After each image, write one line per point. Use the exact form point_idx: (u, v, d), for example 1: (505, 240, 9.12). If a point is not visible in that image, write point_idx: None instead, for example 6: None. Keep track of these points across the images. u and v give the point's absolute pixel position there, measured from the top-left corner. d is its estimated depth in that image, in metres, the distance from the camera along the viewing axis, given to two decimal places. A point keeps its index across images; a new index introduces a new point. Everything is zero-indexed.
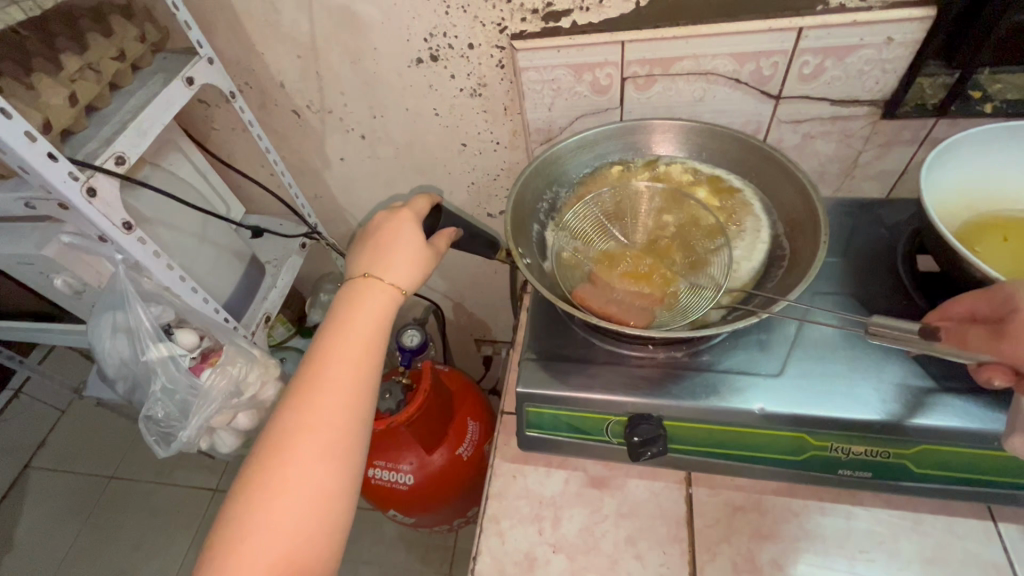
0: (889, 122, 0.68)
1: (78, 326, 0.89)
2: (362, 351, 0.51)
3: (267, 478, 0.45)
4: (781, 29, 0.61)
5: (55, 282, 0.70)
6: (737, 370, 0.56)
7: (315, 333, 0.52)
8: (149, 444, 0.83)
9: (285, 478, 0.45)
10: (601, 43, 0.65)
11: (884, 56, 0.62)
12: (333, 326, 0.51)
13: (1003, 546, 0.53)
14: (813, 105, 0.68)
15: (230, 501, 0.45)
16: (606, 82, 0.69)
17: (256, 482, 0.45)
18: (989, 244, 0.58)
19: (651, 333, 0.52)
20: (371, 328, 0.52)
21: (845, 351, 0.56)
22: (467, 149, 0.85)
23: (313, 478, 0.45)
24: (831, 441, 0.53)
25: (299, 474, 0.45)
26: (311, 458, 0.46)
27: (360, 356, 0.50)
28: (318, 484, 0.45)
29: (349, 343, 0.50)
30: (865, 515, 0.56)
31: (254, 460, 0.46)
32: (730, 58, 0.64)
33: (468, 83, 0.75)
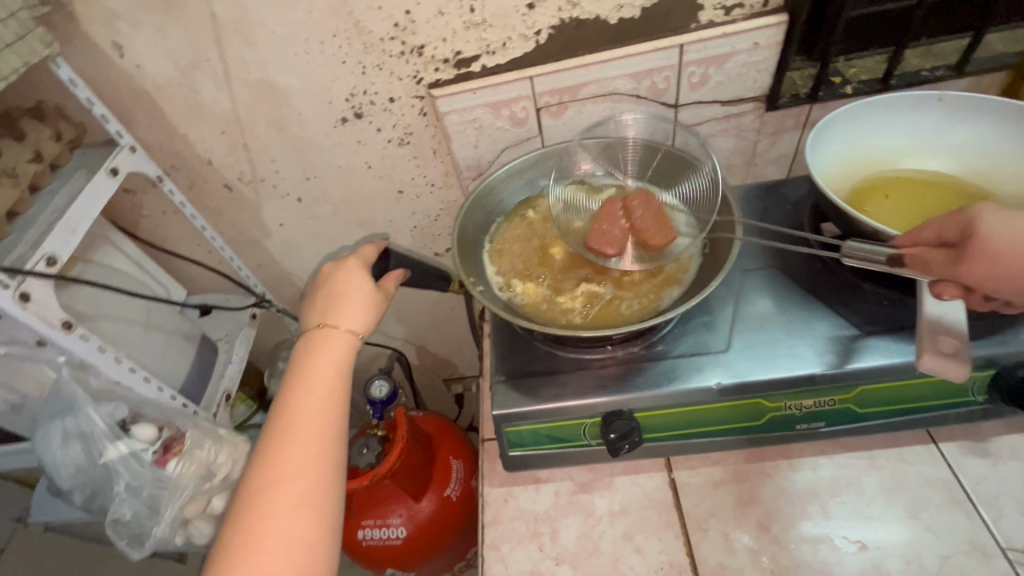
0: (773, 113, 0.78)
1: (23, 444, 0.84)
2: (327, 399, 0.51)
3: (243, 540, 0.44)
4: (664, 48, 0.69)
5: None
6: (690, 353, 0.61)
7: (278, 388, 0.52)
8: (123, 551, 0.78)
9: (260, 536, 0.44)
10: (512, 81, 0.71)
11: (755, 58, 0.71)
12: (296, 379, 0.52)
13: (947, 464, 0.59)
14: (707, 108, 0.76)
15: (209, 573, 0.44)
16: (523, 115, 0.75)
17: (235, 544, 0.44)
18: (874, 203, 0.66)
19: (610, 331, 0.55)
20: (332, 374, 0.53)
21: (779, 317, 0.62)
22: (404, 195, 0.88)
23: (290, 530, 0.45)
24: (784, 400, 0.58)
25: (276, 529, 0.45)
26: (286, 510, 0.45)
27: (326, 402, 0.51)
28: (297, 535, 0.45)
29: (312, 392, 0.51)
30: (829, 463, 0.60)
31: (229, 526, 0.46)
32: (628, 78, 0.72)
33: (394, 134, 0.79)
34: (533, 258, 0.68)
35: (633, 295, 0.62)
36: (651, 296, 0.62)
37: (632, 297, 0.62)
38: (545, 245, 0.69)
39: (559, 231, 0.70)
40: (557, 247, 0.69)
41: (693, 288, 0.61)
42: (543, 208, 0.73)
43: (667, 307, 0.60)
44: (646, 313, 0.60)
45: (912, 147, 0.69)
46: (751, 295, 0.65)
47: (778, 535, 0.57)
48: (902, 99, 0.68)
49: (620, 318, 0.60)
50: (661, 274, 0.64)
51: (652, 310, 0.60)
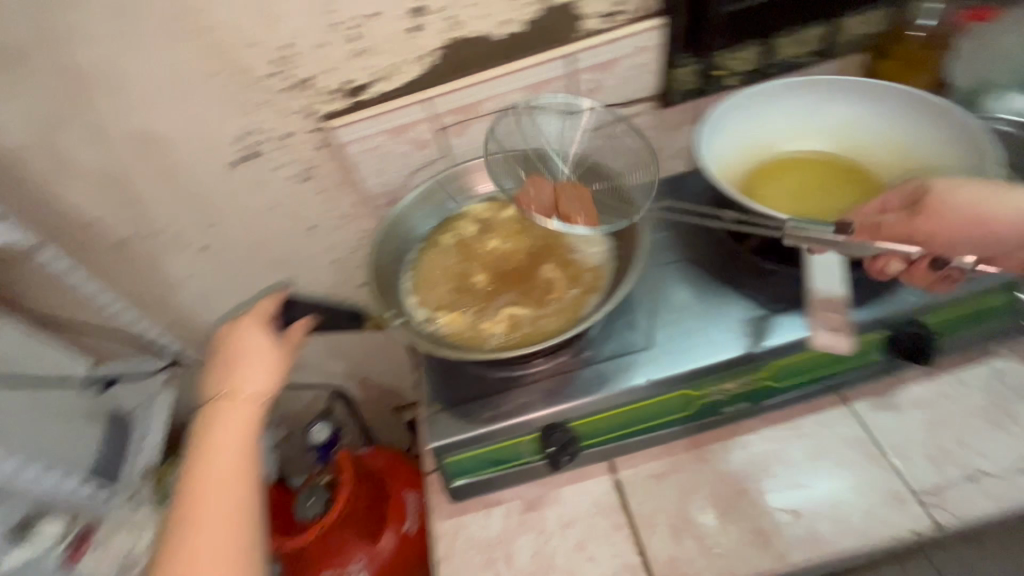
0: (667, 110, 0.81)
1: None
2: (231, 472, 0.48)
3: None
4: (553, 58, 0.70)
5: None
6: (616, 354, 0.62)
7: (180, 470, 0.50)
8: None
9: None
10: (408, 105, 0.70)
11: (641, 61, 0.74)
12: (197, 456, 0.49)
13: (861, 422, 0.63)
14: (605, 112, 0.78)
15: None
16: (425, 137, 0.75)
17: None
18: (770, 184, 0.70)
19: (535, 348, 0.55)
20: (236, 443, 0.50)
21: (694, 307, 0.64)
22: (317, 231, 0.84)
23: None
24: (708, 387, 0.60)
25: None
26: None
27: (231, 474, 0.48)
28: None
29: (215, 467, 0.48)
30: (759, 439, 0.63)
31: None
32: (523, 91, 0.73)
33: (295, 170, 0.76)
34: (452, 284, 0.67)
35: (554, 307, 0.62)
36: (573, 304, 0.62)
37: (554, 309, 0.62)
38: (462, 269, 0.68)
39: (474, 252, 0.70)
40: (475, 269, 0.68)
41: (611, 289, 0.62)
42: (456, 230, 0.72)
43: (589, 313, 0.61)
44: (569, 323, 0.61)
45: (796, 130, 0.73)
46: (667, 289, 0.67)
47: (720, 518, 0.58)
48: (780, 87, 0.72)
49: (545, 332, 0.60)
50: (579, 281, 0.64)
51: (574, 318, 0.61)
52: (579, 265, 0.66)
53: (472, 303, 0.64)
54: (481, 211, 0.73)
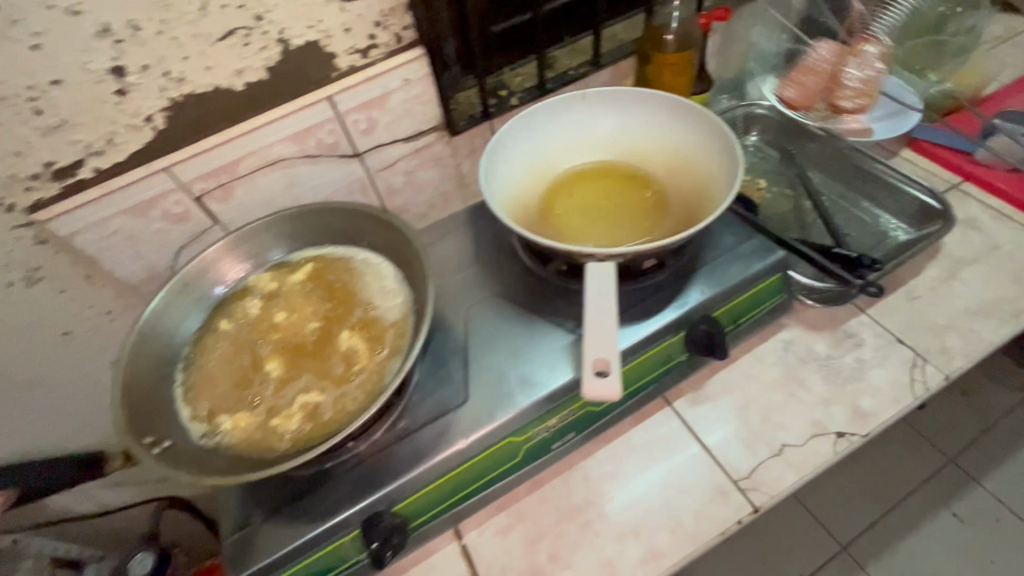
0: (460, 136, 0.78)
1: None
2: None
3: None
4: (310, 103, 0.63)
5: None
6: (433, 417, 0.57)
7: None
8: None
9: None
10: (142, 177, 0.59)
11: (414, 93, 0.69)
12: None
13: (684, 420, 0.65)
14: (392, 149, 0.73)
15: None
16: (181, 210, 0.64)
17: None
18: (564, 203, 0.70)
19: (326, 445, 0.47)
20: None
21: (507, 345, 0.62)
22: (75, 336, 0.69)
23: None
24: (531, 429, 0.58)
25: None
26: None
27: None
28: None
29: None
30: (595, 462, 0.63)
31: None
32: (287, 142, 0.65)
33: (12, 275, 0.61)
34: (233, 379, 0.57)
35: (354, 383, 0.55)
36: (376, 372, 0.55)
37: (353, 385, 0.54)
38: (247, 357, 0.58)
39: (260, 332, 0.60)
40: (261, 354, 0.58)
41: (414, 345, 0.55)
42: (237, 311, 0.62)
43: (392, 378, 0.54)
44: (370, 397, 0.53)
45: (578, 144, 0.74)
46: (480, 331, 0.64)
47: (567, 558, 0.57)
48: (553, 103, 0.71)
49: (344, 416, 0.52)
50: (381, 342, 0.57)
51: (377, 389, 0.54)
52: (377, 325, 0.59)
53: (258, 399, 0.55)
54: (265, 283, 0.64)
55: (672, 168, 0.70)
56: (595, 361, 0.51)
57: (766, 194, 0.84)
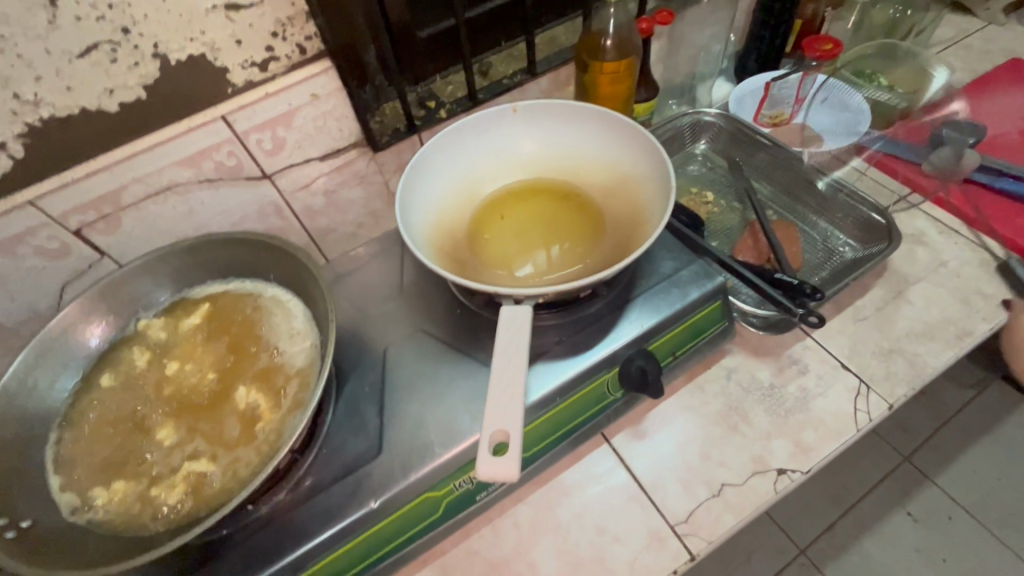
0: (384, 152, 0.72)
1: None
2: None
3: None
4: (201, 124, 0.57)
5: None
6: (340, 477, 0.52)
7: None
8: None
9: None
10: (3, 212, 0.52)
11: (325, 108, 0.63)
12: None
13: (622, 459, 0.61)
14: (306, 169, 0.67)
15: None
16: (57, 244, 0.57)
17: None
18: (493, 226, 0.65)
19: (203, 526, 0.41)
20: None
21: (429, 389, 0.57)
22: None
23: None
24: (452, 483, 0.53)
25: None
26: None
27: None
28: None
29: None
30: (527, 508, 0.59)
31: None
32: (178, 166, 0.58)
33: None
34: (115, 442, 0.51)
35: (251, 444, 0.49)
36: (274, 430, 0.50)
37: (249, 447, 0.49)
38: (133, 416, 0.52)
39: (153, 386, 0.54)
40: (150, 412, 0.52)
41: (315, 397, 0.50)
42: (127, 362, 0.56)
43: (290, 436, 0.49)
44: (267, 460, 0.48)
45: (504, 163, 0.69)
46: (400, 372, 0.59)
47: None
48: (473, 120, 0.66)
49: (236, 484, 0.47)
50: (282, 394, 0.52)
51: (273, 449, 0.48)
52: (280, 375, 0.53)
53: (142, 465, 0.49)
54: (160, 328, 0.58)
55: (608, 190, 0.65)
56: (491, 434, 0.44)
57: (713, 208, 0.81)
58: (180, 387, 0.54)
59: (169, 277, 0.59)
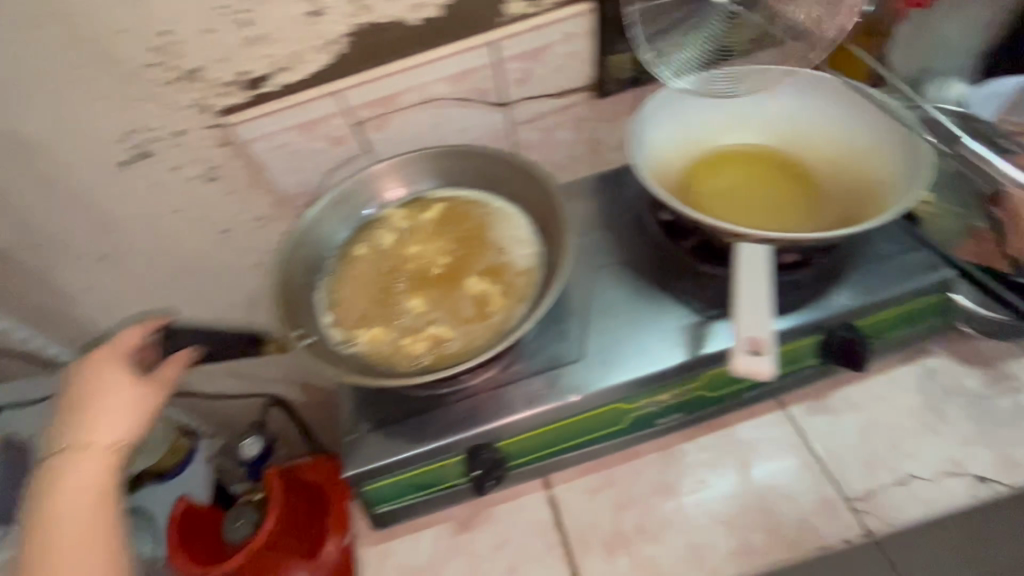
0: (605, 100, 0.76)
1: None
2: (73, 537, 0.43)
3: None
4: (473, 47, 0.65)
5: None
6: (544, 370, 0.58)
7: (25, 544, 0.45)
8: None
9: None
10: (315, 99, 0.64)
11: (572, 49, 0.68)
12: (29, 535, 0.44)
13: (798, 427, 0.61)
14: (538, 104, 0.73)
15: None
16: (341, 133, 0.68)
17: None
18: (714, 179, 0.66)
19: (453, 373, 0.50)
20: (79, 513, 0.44)
21: (629, 315, 0.61)
22: (233, 234, 0.77)
23: None
24: (641, 400, 0.57)
25: None
26: None
27: (79, 543, 0.43)
28: None
29: (55, 538, 0.43)
30: (696, 448, 0.62)
31: None
32: (445, 82, 0.67)
33: (198, 171, 0.68)
34: (370, 298, 0.61)
35: (483, 321, 0.57)
36: (502, 315, 0.57)
37: (482, 323, 0.57)
38: (384, 281, 0.63)
39: (399, 261, 0.64)
40: (397, 281, 0.63)
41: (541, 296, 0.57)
42: (378, 238, 0.66)
43: (517, 323, 0.56)
44: (498, 336, 0.56)
45: (736, 126, 0.69)
46: (601, 296, 0.63)
47: (654, 533, 0.57)
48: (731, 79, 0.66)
49: (471, 349, 0.55)
50: (509, 288, 0.59)
51: (500, 330, 0.56)
52: (508, 271, 0.60)
53: (394, 320, 0.59)
54: (405, 216, 0.67)
55: (836, 163, 0.66)
56: (748, 341, 0.51)
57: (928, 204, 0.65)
58: (421, 265, 0.63)
59: (417, 174, 0.69)
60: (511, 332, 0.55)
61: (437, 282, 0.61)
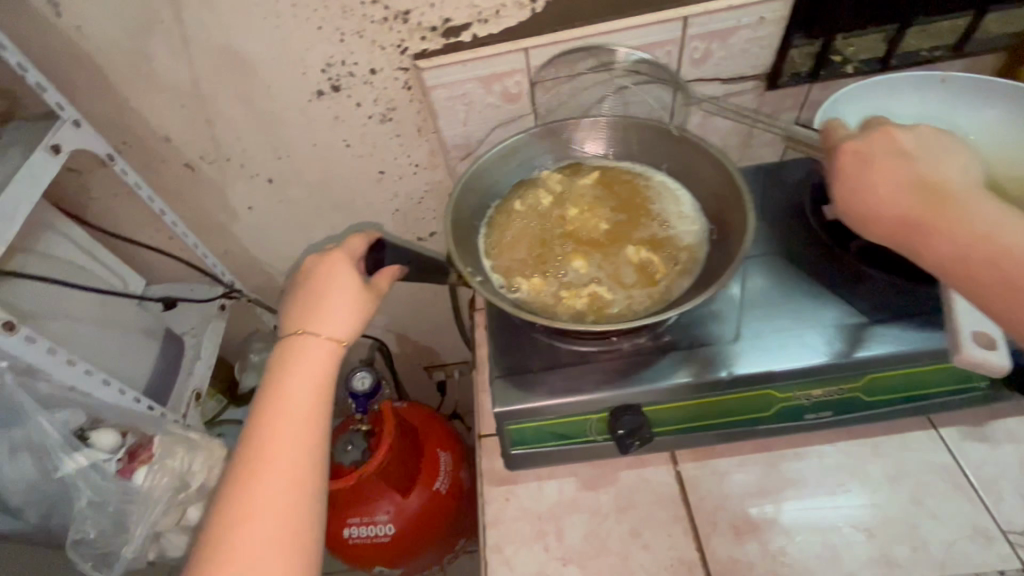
0: (773, 92, 0.75)
1: None
2: (306, 411, 0.49)
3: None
4: (666, 21, 0.64)
5: None
6: (695, 345, 0.58)
7: (253, 402, 0.51)
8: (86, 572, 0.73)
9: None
10: (505, 53, 0.66)
11: (759, 34, 0.67)
12: (267, 395, 0.50)
13: (948, 449, 0.59)
14: (707, 86, 0.73)
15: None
16: (516, 90, 0.70)
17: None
18: None
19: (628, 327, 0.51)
20: (311, 391, 0.50)
21: (786, 305, 0.60)
22: (385, 176, 0.81)
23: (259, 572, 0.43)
24: (793, 391, 0.56)
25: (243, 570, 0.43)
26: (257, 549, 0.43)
27: (305, 416, 0.49)
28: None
29: (291, 405, 0.49)
30: (834, 451, 0.60)
31: (199, 555, 0.44)
32: (628, 52, 0.67)
33: (376, 110, 0.72)
34: (530, 252, 0.63)
35: (645, 288, 0.59)
36: (664, 286, 0.58)
37: (644, 290, 0.58)
38: (542, 238, 0.65)
39: (557, 220, 0.66)
40: (556, 239, 0.64)
41: (708, 272, 0.57)
42: (536, 196, 0.68)
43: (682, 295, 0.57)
44: (660, 304, 0.57)
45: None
46: (758, 283, 0.62)
47: (785, 525, 0.56)
48: (934, 77, 0.66)
49: (634, 313, 0.57)
50: (672, 260, 0.60)
51: (663, 299, 0.57)
52: (670, 244, 0.61)
53: (556, 276, 0.61)
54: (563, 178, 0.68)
55: None
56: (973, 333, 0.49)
57: None
58: (580, 226, 0.65)
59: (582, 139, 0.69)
60: (678, 302, 0.56)
61: (597, 244, 0.63)
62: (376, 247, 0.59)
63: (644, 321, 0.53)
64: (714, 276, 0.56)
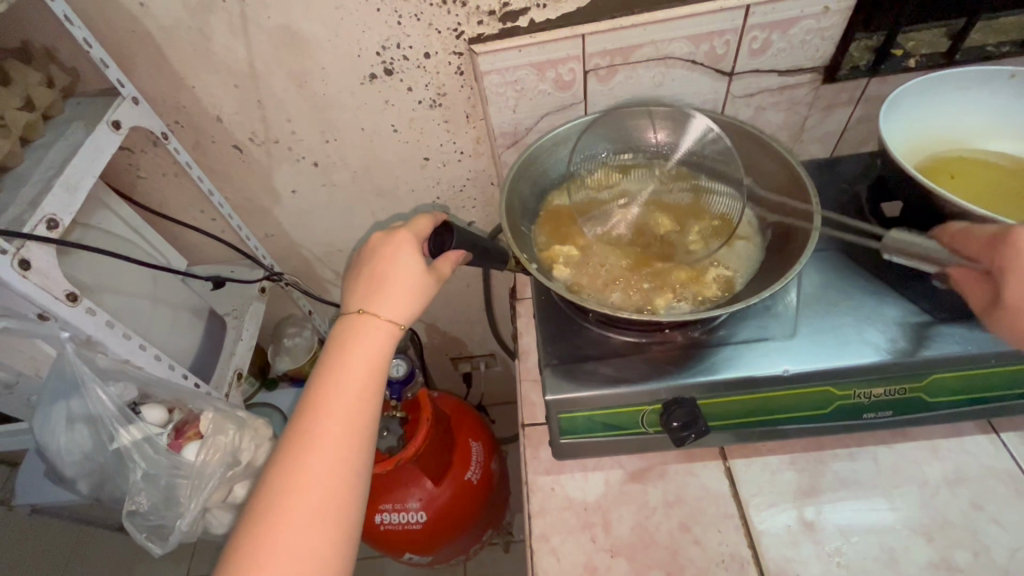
0: (830, 86, 0.73)
1: (24, 415, 0.79)
2: (358, 391, 0.49)
3: (252, 545, 0.44)
4: (729, 8, 0.63)
5: (13, 362, 0.65)
6: (752, 339, 0.57)
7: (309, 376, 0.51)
8: (143, 544, 0.74)
9: (271, 545, 0.44)
10: (562, 39, 0.64)
11: (822, 24, 0.66)
12: (324, 369, 0.50)
13: (1011, 454, 0.57)
14: (763, 78, 0.71)
15: (229, 551, 0.45)
16: (569, 78, 0.68)
17: (244, 546, 0.44)
18: (947, 176, 0.63)
19: (699, 316, 0.52)
20: (364, 372, 0.50)
21: (846, 302, 0.59)
22: (429, 163, 0.81)
23: (300, 545, 0.44)
24: (854, 388, 0.55)
25: (285, 540, 0.44)
26: (299, 522, 0.44)
27: (357, 397, 0.49)
28: (304, 551, 0.44)
29: (344, 385, 0.49)
30: (889, 453, 0.59)
31: (246, 521, 0.45)
32: (686, 41, 0.66)
33: (426, 94, 0.72)
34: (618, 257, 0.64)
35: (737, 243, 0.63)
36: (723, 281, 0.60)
37: (737, 245, 0.63)
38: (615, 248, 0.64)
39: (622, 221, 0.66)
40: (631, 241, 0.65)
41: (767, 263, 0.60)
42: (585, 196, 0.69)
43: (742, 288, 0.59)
44: (761, 254, 0.61)
45: (989, 126, 0.66)
46: (816, 280, 0.61)
47: (840, 526, 0.55)
48: (1003, 73, 0.63)
49: (746, 267, 0.61)
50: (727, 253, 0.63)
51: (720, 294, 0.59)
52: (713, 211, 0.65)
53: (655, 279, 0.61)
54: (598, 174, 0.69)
55: None
56: None
57: None
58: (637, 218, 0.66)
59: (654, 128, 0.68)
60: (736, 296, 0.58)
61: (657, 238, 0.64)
62: (441, 229, 0.57)
63: (718, 310, 0.53)
64: (776, 271, 0.58)
